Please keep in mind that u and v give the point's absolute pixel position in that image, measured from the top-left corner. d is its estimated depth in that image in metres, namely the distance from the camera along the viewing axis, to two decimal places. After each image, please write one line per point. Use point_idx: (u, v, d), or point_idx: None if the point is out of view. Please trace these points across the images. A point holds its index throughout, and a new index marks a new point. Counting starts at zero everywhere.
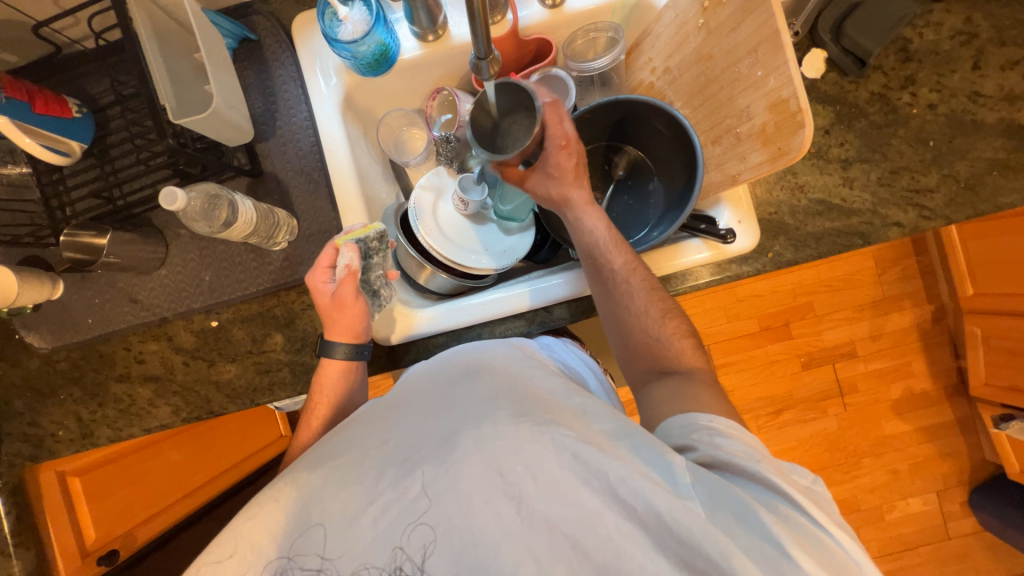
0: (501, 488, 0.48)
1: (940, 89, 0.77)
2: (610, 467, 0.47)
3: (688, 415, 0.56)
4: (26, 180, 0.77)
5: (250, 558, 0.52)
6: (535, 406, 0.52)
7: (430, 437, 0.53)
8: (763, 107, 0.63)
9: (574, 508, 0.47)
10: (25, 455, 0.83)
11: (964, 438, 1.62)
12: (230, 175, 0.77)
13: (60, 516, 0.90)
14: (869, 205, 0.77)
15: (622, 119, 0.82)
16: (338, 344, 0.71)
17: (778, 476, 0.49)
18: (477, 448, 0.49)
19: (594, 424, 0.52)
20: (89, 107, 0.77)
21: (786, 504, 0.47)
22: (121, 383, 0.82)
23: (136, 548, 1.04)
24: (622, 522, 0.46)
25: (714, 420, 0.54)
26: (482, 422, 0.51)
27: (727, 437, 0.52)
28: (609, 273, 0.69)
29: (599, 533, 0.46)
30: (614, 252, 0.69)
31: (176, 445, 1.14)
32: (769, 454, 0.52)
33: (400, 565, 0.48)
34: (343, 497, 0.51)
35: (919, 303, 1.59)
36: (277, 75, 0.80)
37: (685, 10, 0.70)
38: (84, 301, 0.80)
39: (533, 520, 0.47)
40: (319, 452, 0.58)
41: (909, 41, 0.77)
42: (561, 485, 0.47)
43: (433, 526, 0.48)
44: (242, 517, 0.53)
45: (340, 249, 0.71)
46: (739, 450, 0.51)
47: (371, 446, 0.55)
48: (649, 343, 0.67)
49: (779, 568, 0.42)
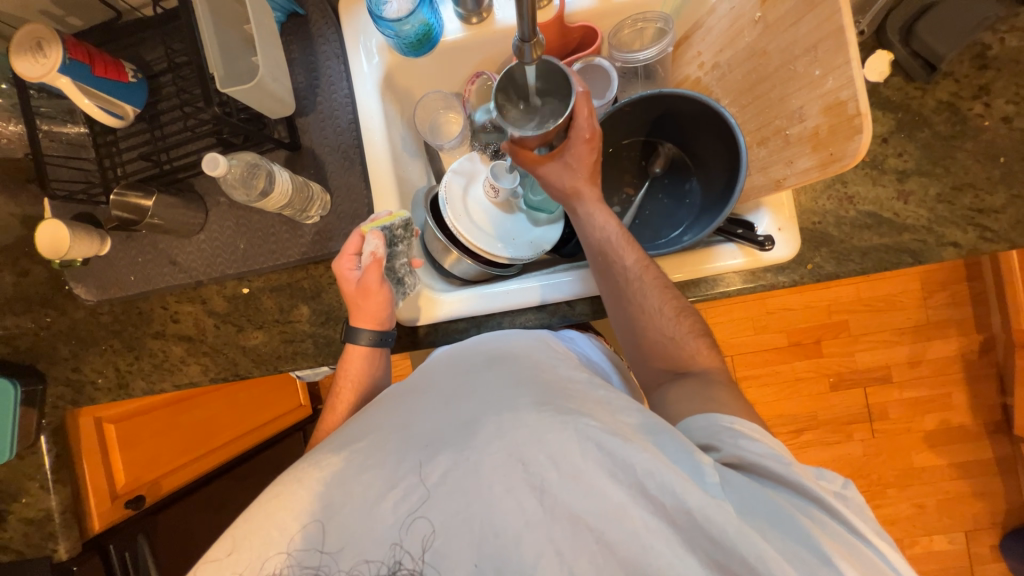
0: (523, 477, 0.47)
1: (1019, 101, 0.70)
2: (637, 459, 0.45)
3: (710, 417, 0.54)
4: (82, 140, 0.81)
5: (258, 547, 0.50)
6: (558, 396, 0.52)
7: (450, 426, 0.53)
8: (817, 109, 0.59)
9: (599, 501, 0.46)
10: (66, 400, 0.89)
11: (1002, 479, 1.52)
12: (270, 147, 0.79)
13: (94, 458, 0.94)
14: (924, 221, 0.72)
15: (664, 115, 0.79)
16: (363, 331, 0.72)
17: (807, 480, 0.47)
18: (498, 436, 0.49)
19: (619, 415, 0.51)
20: (144, 73, 0.80)
21: (818, 509, 0.45)
22: (156, 340, 0.86)
23: (160, 496, 1.09)
24: (649, 517, 0.45)
25: (737, 421, 0.53)
26: (504, 410, 0.51)
27: (751, 438, 0.50)
28: (619, 270, 0.67)
29: (624, 528, 0.45)
30: (627, 248, 0.68)
31: (201, 404, 1.20)
32: (793, 457, 0.50)
33: (399, 561, 0.48)
34: (365, 480, 0.51)
35: (967, 331, 1.49)
36: (322, 51, 0.81)
37: (742, 2, 0.66)
38: (127, 259, 0.84)
39: (555, 511, 0.46)
40: (336, 438, 0.58)
41: (988, 47, 0.71)
42: (584, 476, 0.46)
43: (431, 521, 0.48)
44: (261, 500, 0.53)
45: (366, 237, 0.71)
46: (764, 452, 0.49)
47: (390, 430, 0.55)
48: (662, 343, 0.65)
49: (818, 574, 0.41)
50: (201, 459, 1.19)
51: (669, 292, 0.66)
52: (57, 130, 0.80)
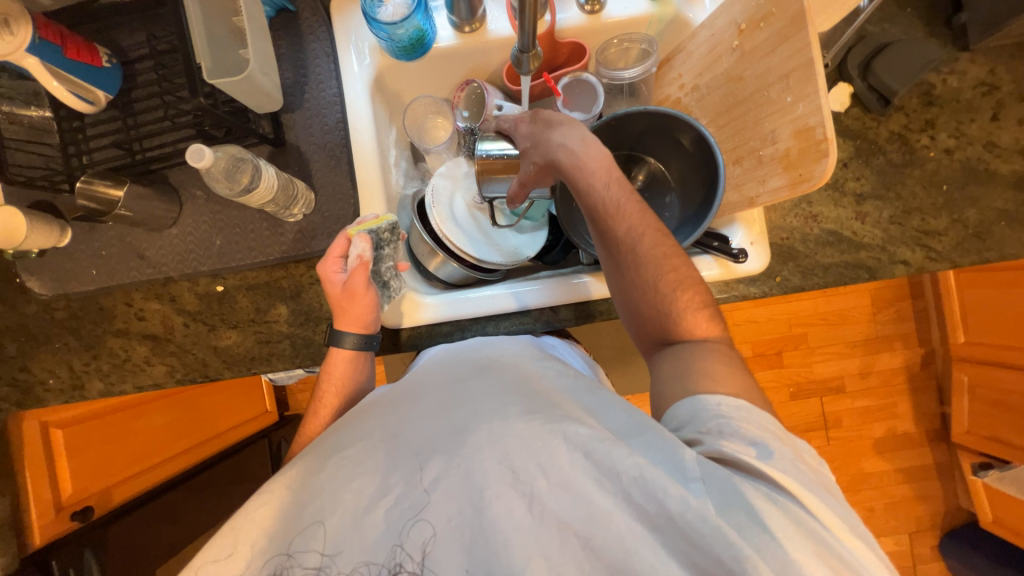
0: (512, 484, 0.48)
1: (958, 135, 0.78)
2: (623, 465, 0.47)
3: (698, 400, 0.55)
4: (46, 124, 0.77)
5: (251, 552, 0.50)
6: (546, 403, 0.54)
7: (441, 432, 0.53)
8: (788, 132, 0.64)
9: (585, 507, 0.46)
10: (11, 401, 0.81)
11: (941, 483, 1.64)
12: (253, 142, 0.77)
13: (38, 465, 0.88)
14: (879, 241, 0.79)
15: (645, 131, 0.82)
16: (348, 334, 0.71)
17: (785, 467, 0.48)
18: (488, 443, 0.50)
19: (604, 421, 0.53)
20: (119, 59, 0.77)
21: (796, 497, 0.47)
22: (118, 338, 0.81)
23: (110, 508, 1.01)
24: (634, 523, 0.46)
25: (723, 403, 0.54)
26: (495, 418, 0.52)
27: (735, 423, 0.51)
28: (617, 239, 0.63)
29: (609, 533, 0.45)
30: (625, 216, 0.63)
31: (160, 410, 1.14)
32: (782, 435, 0.52)
33: (399, 564, 0.46)
34: (355, 488, 0.51)
35: (910, 345, 1.61)
36: (311, 49, 0.80)
37: (721, 30, 0.71)
38: (90, 252, 0.79)
39: (544, 518, 0.47)
40: (325, 444, 0.58)
41: (932, 85, 0.79)
42: (572, 483, 0.47)
43: (431, 523, 0.48)
44: (252, 505, 0.53)
45: (351, 239, 0.70)
46: (745, 438, 0.50)
47: (380, 437, 0.55)
48: (657, 317, 0.64)
49: (791, 569, 0.42)
50: (160, 467, 1.13)
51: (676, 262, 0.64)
52: (19, 113, 0.75)
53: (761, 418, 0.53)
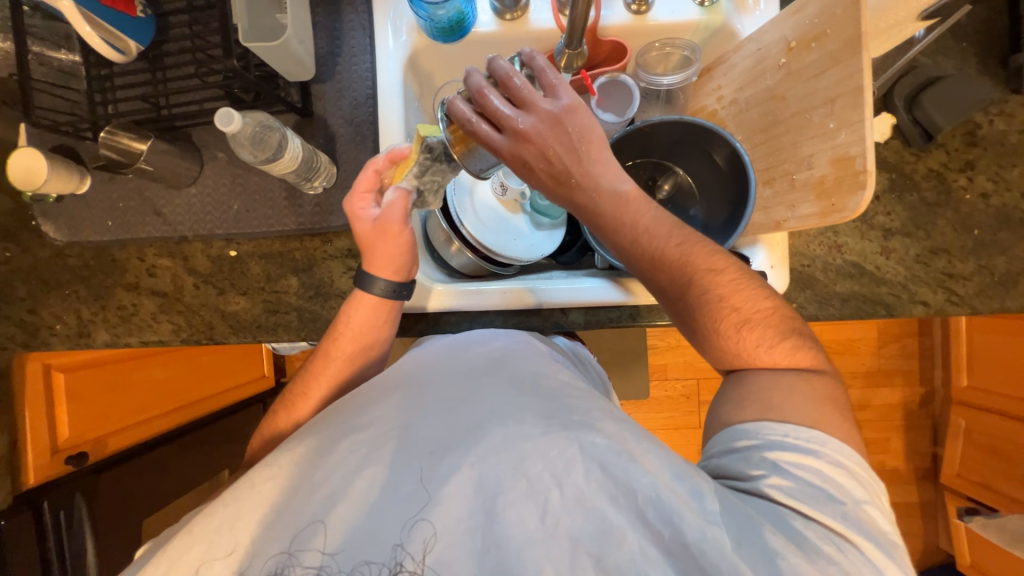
0: (527, 491, 0.48)
1: (997, 180, 0.76)
2: (640, 485, 0.48)
3: (759, 429, 0.53)
4: (74, 69, 0.76)
5: (248, 540, 0.50)
6: (562, 409, 0.54)
7: (456, 428, 0.53)
8: (826, 159, 0.62)
9: (598, 522, 0.47)
10: (18, 341, 0.82)
11: (923, 521, 1.64)
12: (281, 109, 0.76)
13: (38, 409, 0.89)
14: (901, 278, 0.77)
15: (679, 141, 0.80)
16: (377, 279, 0.67)
17: (847, 517, 0.47)
18: (503, 445, 0.50)
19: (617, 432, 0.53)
20: (153, 10, 0.75)
21: (868, 545, 0.46)
22: (128, 292, 0.82)
23: (106, 456, 1.02)
24: (647, 546, 0.46)
25: (790, 435, 0.52)
26: (510, 420, 0.52)
27: (798, 463, 0.50)
28: (681, 288, 0.61)
29: (621, 553, 0.46)
30: (686, 260, 0.60)
31: (162, 364, 1.13)
32: (853, 480, 0.50)
33: (400, 562, 0.47)
34: (368, 477, 0.51)
35: (912, 383, 1.60)
36: (348, 20, 0.79)
37: (769, 46, 0.69)
38: (107, 203, 0.79)
39: (557, 530, 0.47)
40: (335, 422, 0.57)
41: (977, 126, 0.77)
42: (586, 498, 0.48)
43: (434, 522, 0.48)
44: (258, 478, 0.53)
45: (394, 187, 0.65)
46: (806, 482, 0.49)
47: (393, 425, 0.54)
48: None
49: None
50: (161, 419, 1.14)
51: (729, 271, 0.61)
52: (50, 55, 0.75)
53: (841, 448, 0.51)
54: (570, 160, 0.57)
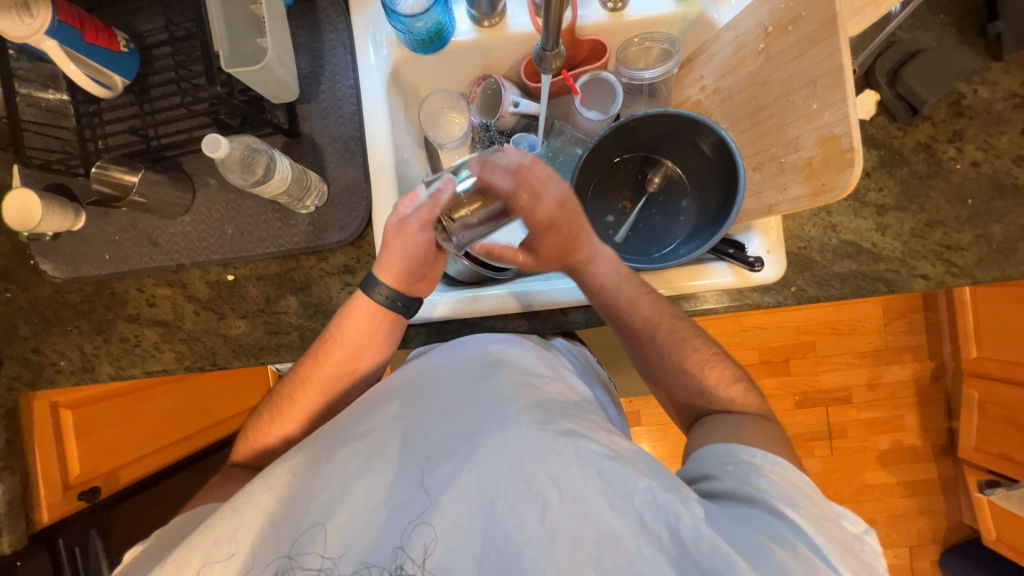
0: (525, 494, 0.48)
1: (986, 148, 0.76)
2: (636, 487, 0.47)
3: (731, 448, 0.55)
4: (63, 108, 0.77)
5: (248, 554, 0.49)
6: (557, 414, 0.54)
7: (451, 435, 0.53)
8: (812, 140, 0.62)
9: (596, 527, 0.46)
10: (23, 380, 0.83)
11: (945, 497, 1.62)
12: (268, 132, 0.77)
13: (47, 445, 0.89)
14: (898, 254, 0.77)
15: (665, 134, 0.80)
16: (381, 285, 0.66)
17: (811, 524, 0.47)
18: (502, 448, 0.50)
19: (616, 438, 0.54)
20: (136, 44, 0.77)
21: (836, 558, 0.45)
22: (129, 323, 0.82)
23: (117, 490, 1.03)
24: (646, 547, 0.45)
25: (757, 455, 0.53)
26: (507, 425, 0.52)
27: (767, 476, 0.51)
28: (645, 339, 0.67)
29: (620, 555, 0.45)
30: (650, 306, 0.66)
31: (165, 394, 1.13)
32: (815, 497, 0.50)
33: (400, 565, 0.46)
34: (365, 483, 0.51)
35: (921, 357, 1.58)
36: (329, 39, 0.80)
37: (746, 32, 0.69)
38: (103, 236, 0.79)
39: (557, 531, 0.47)
40: (328, 432, 0.57)
41: (962, 96, 0.77)
42: (585, 500, 0.47)
43: (435, 527, 0.47)
44: (255, 488, 0.53)
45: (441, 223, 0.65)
46: (772, 489, 0.50)
47: (391, 432, 0.55)
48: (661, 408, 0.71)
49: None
50: (168, 448, 1.15)
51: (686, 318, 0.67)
52: (37, 95, 0.76)
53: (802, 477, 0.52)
54: (584, 230, 0.64)
